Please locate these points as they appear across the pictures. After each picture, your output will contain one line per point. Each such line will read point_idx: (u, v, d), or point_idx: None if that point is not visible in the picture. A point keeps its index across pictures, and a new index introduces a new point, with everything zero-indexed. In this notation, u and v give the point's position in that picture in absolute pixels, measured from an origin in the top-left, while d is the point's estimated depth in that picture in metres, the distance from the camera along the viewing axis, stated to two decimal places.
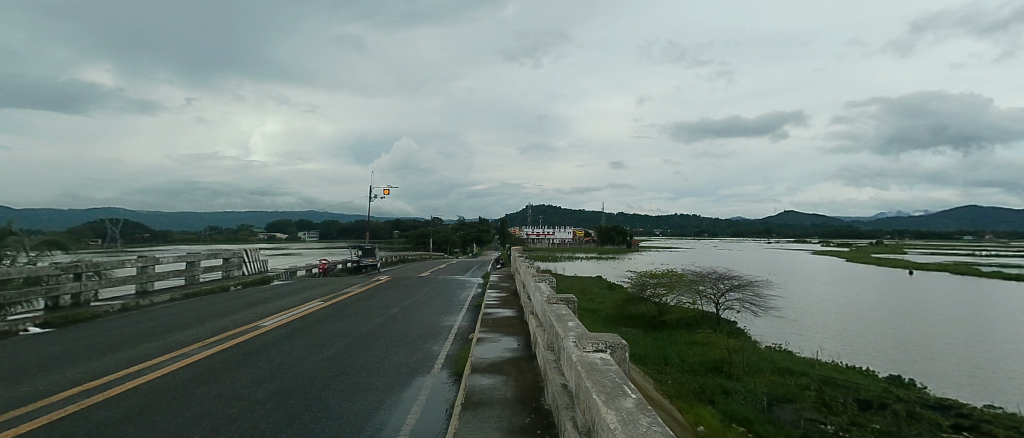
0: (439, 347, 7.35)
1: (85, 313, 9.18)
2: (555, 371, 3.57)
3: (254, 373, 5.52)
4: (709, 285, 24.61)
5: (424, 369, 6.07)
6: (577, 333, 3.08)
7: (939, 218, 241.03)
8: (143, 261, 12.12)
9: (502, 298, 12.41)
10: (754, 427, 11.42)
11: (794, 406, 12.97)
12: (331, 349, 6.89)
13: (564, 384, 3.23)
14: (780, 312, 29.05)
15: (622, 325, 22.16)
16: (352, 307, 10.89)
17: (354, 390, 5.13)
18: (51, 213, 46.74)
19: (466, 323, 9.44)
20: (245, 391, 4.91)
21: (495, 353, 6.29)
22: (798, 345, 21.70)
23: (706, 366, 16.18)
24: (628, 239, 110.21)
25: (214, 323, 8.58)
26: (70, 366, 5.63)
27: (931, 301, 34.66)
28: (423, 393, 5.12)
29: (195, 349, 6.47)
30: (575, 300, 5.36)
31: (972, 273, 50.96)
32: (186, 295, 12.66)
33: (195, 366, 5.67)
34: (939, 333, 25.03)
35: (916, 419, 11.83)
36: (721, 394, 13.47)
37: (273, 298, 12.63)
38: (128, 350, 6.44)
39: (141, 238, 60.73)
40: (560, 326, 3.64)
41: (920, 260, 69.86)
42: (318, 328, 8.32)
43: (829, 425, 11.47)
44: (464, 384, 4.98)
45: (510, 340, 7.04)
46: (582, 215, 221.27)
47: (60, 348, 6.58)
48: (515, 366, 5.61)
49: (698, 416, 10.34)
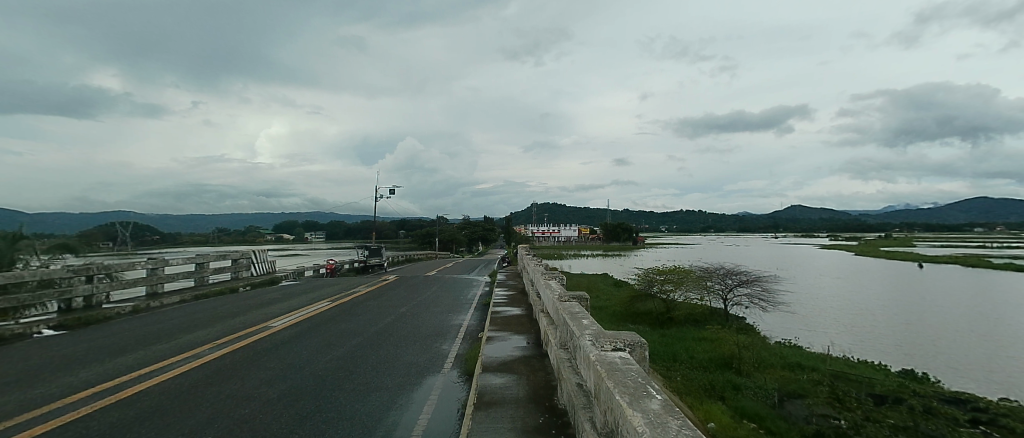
0: (448, 346, 7.30)
1: (97, 315, 9.17)
2: (569, 370, 3.50)
3: (265, 374, 5.49)
4: (717, 280, 24.37)
5: (434, 369, 6.03)
6: (593, 332, 2.97)
7: (946, 211, 239.68)
8: (153, 263, 12.13)
9: (510, 296, 12.35)
10: (767, 424, 11.33)
11: (806, 402, 12.90)
12: (341, 348, 6.87)
13: (580, 384, 3.15)
14: (789, 307, 28.73)
15: (629, 322, 22.08)
16: (359, 307, 10.82)
17: (364, 391, 5.07)
18: (63, 220, 47.50)
19: (475, 322, 9.39)
20: (257, 392, 4.89)
21: (505, 352, 6.23)
22: (808, 340, 21.48)
23: (716, 363, 16.02)
24: (635, 237, 109.91)
25: (225, 324, 8.58)
26: (80, 368, 5.59)
27: (942, 294, 34.30)
28: (435, 393, 5.07)
29: (206, 350, 6.45)
30: (587, 297, 5.26)
31: (984, 265, 50.29)
32: (196, 297, 12.68)
33: (206, 366, 5.66)
34: (953, 327, 24.61)
35: (933, 414, 11.63)
36: (731, 391, 13.38)
37: (282, 298, 12.62)
38: (139, 352, 6.39)
39: (151, 240, 61.57)
40: (576, 324, 3.55)
41: (931, 253, 69.13)
42: (327, 328, 8.30)
43: (842, 420, 11.34)
44: (476, 384, 4.91)
45: (519, 338, 6.98)
46: (587, 212, 220.57)
47: (74, 349, 6.58)
48: (526, 364, 5.57)
49: (708, 413, 10.25)
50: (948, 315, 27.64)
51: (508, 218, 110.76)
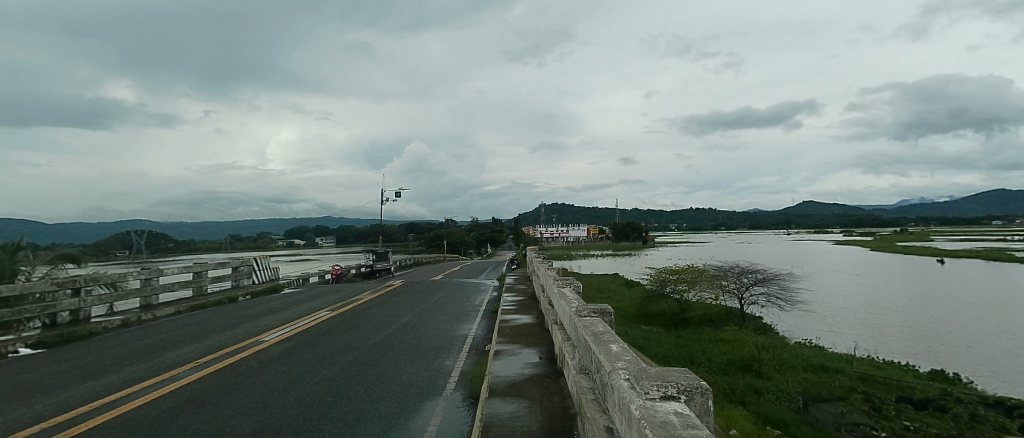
0: (451, 362, 6.63)
1: (82, 330, 8.66)
2: (594, 407, 2.83)
3: (242, 401, 4.86)
4: (732, 279, 23.41)
5: (435, 390, 5.37)
6: (631, 368, 2.27)
7: (963, 205, 234.60)
8: (147, 273, 11.58)
9: (519, 302, 11.60)
10: (794, 430, 10.44)
11: (836, 408, 11.98)
12: (333, 367, 6.27)
13: (609, 426, 2.51)
14: (809, 306, 27.59)
15: (642, 324, 21.28)
16: (359, 317, 10.19)
17: (354, 420, 4.43)
18: (78, 232, 47.69)
19: (482, 332, 8.70)
20: (229, 425, 4.24)
21: (515, 369, 5.52)
22: (831, 340, 20.40)
23: (735, 365, 15.17)
24: (644, 235, 108.70)
25: (215, 339, 8.01)
26: (36, 398, 4.99)
27: (967, 289, 33.02)
28: (434, 422, 4.39)
29: (184, 372, 5.85)
30: (610, 311, 4.53)
31: (1007, 258, 48.29)
32: (192, 308, 12.12)
33: (180, 393, 5.07)
34: (983, 324, 23.40)
35: (979, 422, 10.75)
36: (753, 395, 12.46)
37: (281, 308, 12.02)
38: (111, 375, 5.83)
39: (167, 247, 62.13)
40: (603, 350, 2.88)
41: (952, 246, 67.34)
42: (320, 342, 7.71)
43: (879, 431, 10.44)
44: (481, 412, 4.20)
45: (530, 353, 6.29)
46: (595, 212, 219.68)
47: (44, 372, 6.03)
48: (539, 386, 4.86)
49: (729, 419, 9.41)
50: (975, 310, 26.50)
51: (517, 220, 110.13)
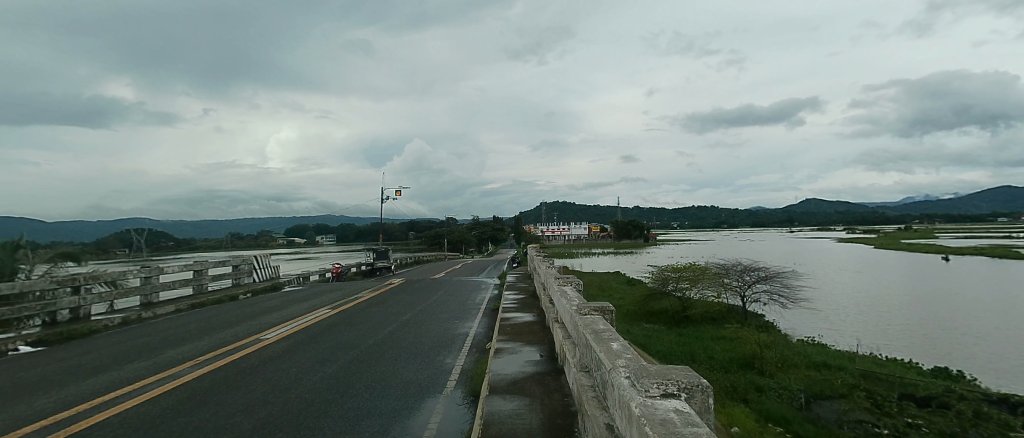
0: (452, 360, 6.62)
1: (83, 328, 8.69)
2: (595, 404, 2.81)
3: (244, 398, 4.86)
4: (734, 277, 23.12)
5: (435, 388, 5.35)
6: (632, 366, 2.24)
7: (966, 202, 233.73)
8: (147, 271, 11.57)
9: (520, 300, 11.58)
10: (795, 427, 10.42)
11: (838, 405, 11.94)
12: (333, 365, 6.26)
13: (609, 423, 2.48)
14: (811, 304, 27.61)
15: (643, 322, 21.28)
16: (360, 315, 10.19)
17: (355, 417, 4.42)
18: (78, 231, 47.65)
19: (483, 330, 8.69)
20: (230, 422, 4.23)
21: (515, 367, 5.50)
22: (833, 338, 20.31)
23: (737, 363, 15.14)
24: (646, 233, 108.42)
25: (216, 336, 8.00)
26: (37, 395, 4.99)
27: (971, 286, 32.90)
28: (434, 419, 4.37)
29: (185, 369, 5.85)
30: (611, 309, 4.50)
31: (1012, 255, 47.98)
32: (192, 306, 12.12)
33: (181, 390, 5.06)
34: (987, 321, 23.31)
35: (983, 419, 10.69)
36: (754, 392, 12.43)
37: (281, 306, 12.02)
38: (112, 372, 5.82)
39: (167, 246, 62.10)
40: (603, 348, 2.86)
41: (957, 244, 66.90)
42: (321, 340, 7.70)
43: (883, 427, 10.38)
44: (482, 410, 4.18)
45: (530, 351, 6.28)
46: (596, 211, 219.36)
47: (44, 370, 6.04)
48: (540, 384, 4.84)
49: (731, 417, 9.37)
50: (979, 307, 26.40)
51: (519, 218, 109.88)
